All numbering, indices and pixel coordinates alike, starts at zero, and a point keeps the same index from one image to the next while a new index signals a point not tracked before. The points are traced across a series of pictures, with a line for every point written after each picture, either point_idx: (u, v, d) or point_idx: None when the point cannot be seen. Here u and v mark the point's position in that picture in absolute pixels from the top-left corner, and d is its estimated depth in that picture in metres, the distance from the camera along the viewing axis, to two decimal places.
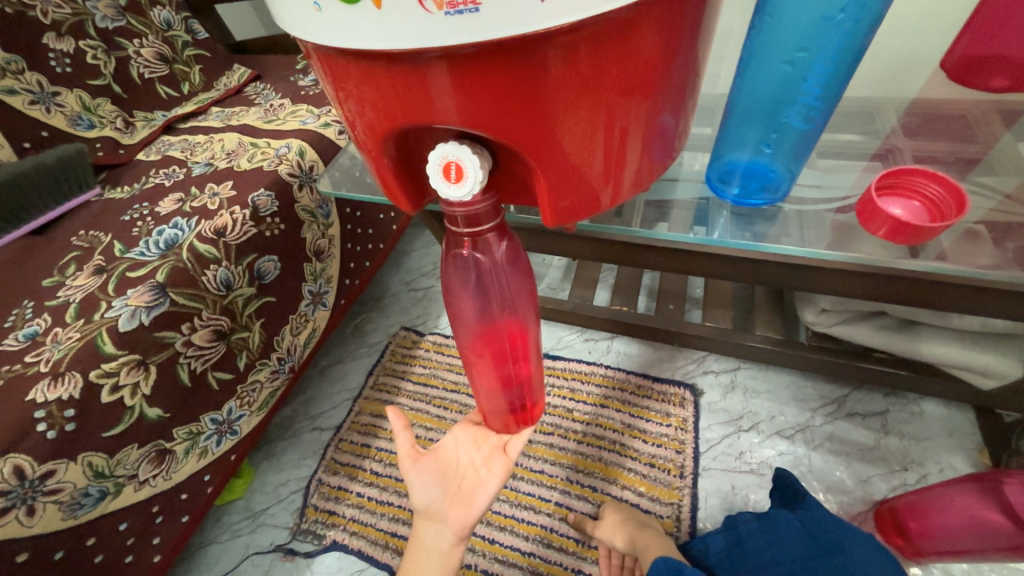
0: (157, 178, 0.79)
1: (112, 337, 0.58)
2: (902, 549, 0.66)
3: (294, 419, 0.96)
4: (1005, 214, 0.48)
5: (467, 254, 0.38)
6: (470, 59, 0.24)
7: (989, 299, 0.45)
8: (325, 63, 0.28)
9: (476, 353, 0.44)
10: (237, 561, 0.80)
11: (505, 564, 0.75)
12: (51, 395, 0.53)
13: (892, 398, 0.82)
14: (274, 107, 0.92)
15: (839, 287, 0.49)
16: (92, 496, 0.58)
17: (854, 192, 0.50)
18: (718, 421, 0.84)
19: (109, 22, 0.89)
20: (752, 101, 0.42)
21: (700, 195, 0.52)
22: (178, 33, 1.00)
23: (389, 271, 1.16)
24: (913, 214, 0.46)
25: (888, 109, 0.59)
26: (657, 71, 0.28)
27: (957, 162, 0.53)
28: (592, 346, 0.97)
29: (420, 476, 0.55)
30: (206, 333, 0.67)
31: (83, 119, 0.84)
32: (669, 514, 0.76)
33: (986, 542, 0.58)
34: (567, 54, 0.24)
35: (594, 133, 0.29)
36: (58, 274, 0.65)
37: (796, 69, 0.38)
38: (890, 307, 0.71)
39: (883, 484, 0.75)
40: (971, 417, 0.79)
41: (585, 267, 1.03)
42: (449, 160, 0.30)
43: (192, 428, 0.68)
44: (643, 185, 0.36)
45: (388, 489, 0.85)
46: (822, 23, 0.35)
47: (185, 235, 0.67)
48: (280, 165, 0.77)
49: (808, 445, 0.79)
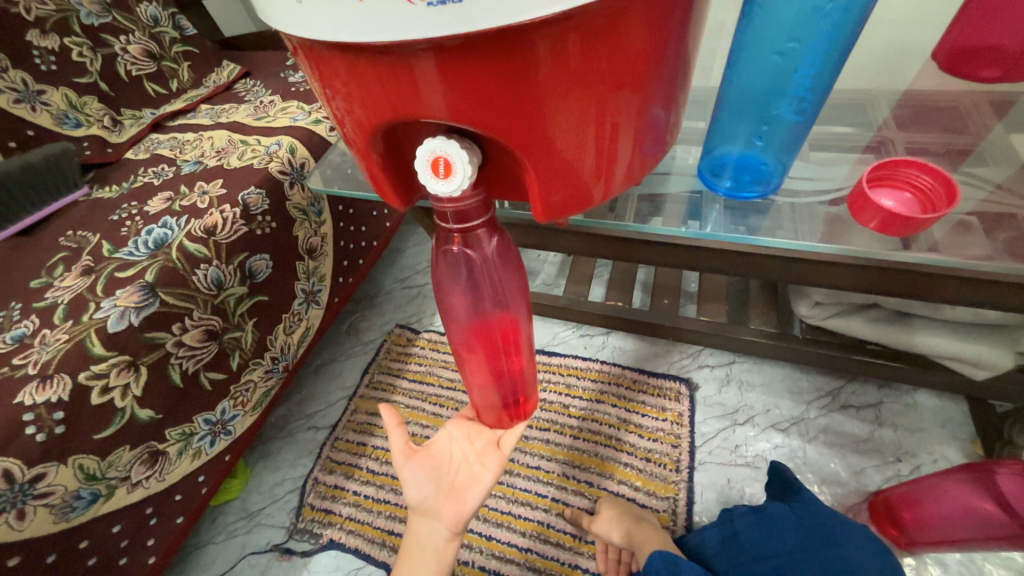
0: (146, 176, 0.78)
1: (101, 338, 0.57)
2: (896, 540, 0.67)
3: (289, 418, 0.95)
4: (996, 204, 0.48)
5: (457, 250, 0.38)
6: (458, 51, 0.24)
7: (983, 290, 0.45)
8: (311, 58, 0.27)
9: (468, 348, 0.43)
10: (233, 562, 0.80)
11: (502, 560, 0.75)
12: (39, 398, 0.52)
13: (885, 389, 0.83)
14: (264, 104, 0.91)
15: (830, 279, 0.49)
16: (84, 499, 0.57)
17: (846, 185, 0.50)
18: (713, 415, 0.84)
19: (94, 18, 0.88)
20: (742, 93, 0.42)
21: (692, 188, 0.52)
22: (166, 29, 0.99)
23: (383, 268, 1.16)
24: (905, 205, 0.46)
25: (881, 100, 0.59)
26: (647, 63, 0.28)
27: (948, 152, 0.54)
28: (588, 342, 0.97)
29: (413, 472, 0.54)
30: (198, 333, 0.66)
31: (69, 118, 0.82)
32: (665, 508, 0.76)
33: (978, 532, 0.59)
34: (557, 47, 0.24)
35: (585, 127, 0.28)
36: (46, 274, 0.64)
37: (787, 60, 0.37)
38: (884, 299, 0.71)
39: (877, 475, 0.75)
40: (964, 408, 0.79)
41: (580, 263, 1.02)
42: (437, 154, 0.30)
43: (185, 429, 0.67)
44: (636, 179, 0.36)
45: (385, 487, 0.84)
46: (811, 13, 0.34)
47: (174, 235, 0.66)
48: (270, 162, 0.76)
49: (803, 438, 0.80)
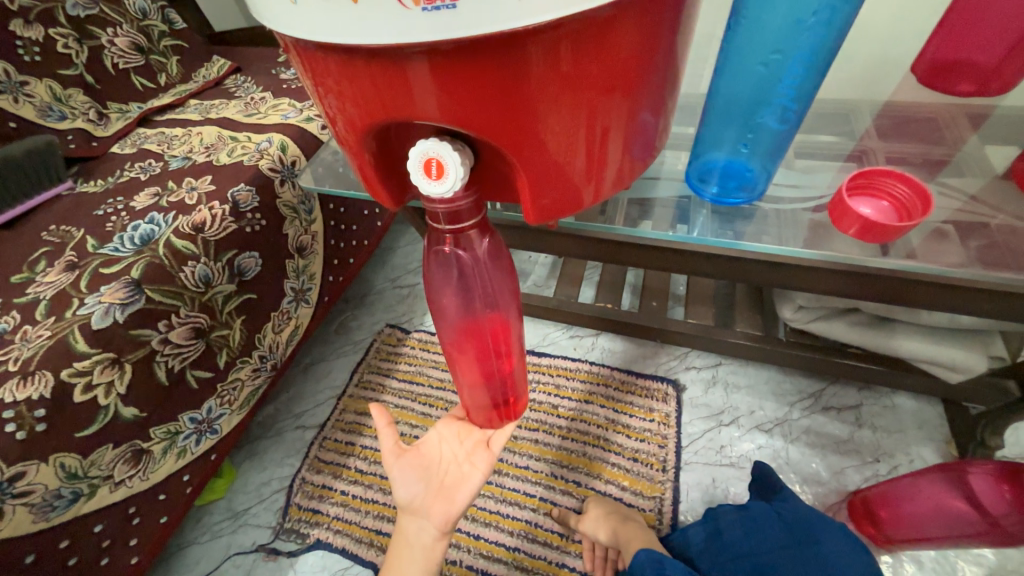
0: (132, 172, 0.77)
1: (84, 334, 0.56)
2: (874, 537, 0.68)
3: (276, 417, 0.95)
4: (970, 213, 0.50)
5: (449, 251, 0.39)
6: (451, 55, 0.24)
7: (957, 296, 0.47)
8: (304, 57, 0.28)
9: (459, 349, 0.44)
10: (217, 562, 0.79)
11: (490, 559, 0.75)
12: (19, 395, 0.51)
13: (865, 392, 0.85)
14: (254, 100, 0.91)
15: (813, 284, 0.51)
16: (65, 498, 0.56)
17: (828, 192, 0.51)
18: (699, 416, 0.86)
19: (81, 10, 0.86)
20: (728, 101, 0.43)
21: (680, 193, 0.53)
22: (154, 22, 0.97)
23: (374, 268, 1.16)
24: (882, 213, 0.47)
25: (862, 111, 0.61)
26: (637, 69, 0.29)
27: (926, 163, 0.55)
28: (578, 343, 0.98)
29: (403, 472, 0.55)
30: (184, 331, 0.65)
31: (54, 110, 0.81)
32: (652, 508, 0.77)
33: (952, 530, 0.61)
34: (549, 52, 0.25)
35: (576, 130, 0.29)
36: (28, 270, 0.63)
37: (771, 71, 0.38)
38: (865, 304, 0.73)
39: (856, 474, 0.77)
40: (940, 410, 0.81)
41: (570, 264, 1.03)
42: (430, 156, 0.30)
43: (169, 428, 0.66)
44: (625, 183, 0.37)
45: (373, 487, 0.84)
46: (794, 26, 0.35)
47: (161, 231, 0.65)
48: (261, 159, 0.75)
49: (786, 438, 0.81)
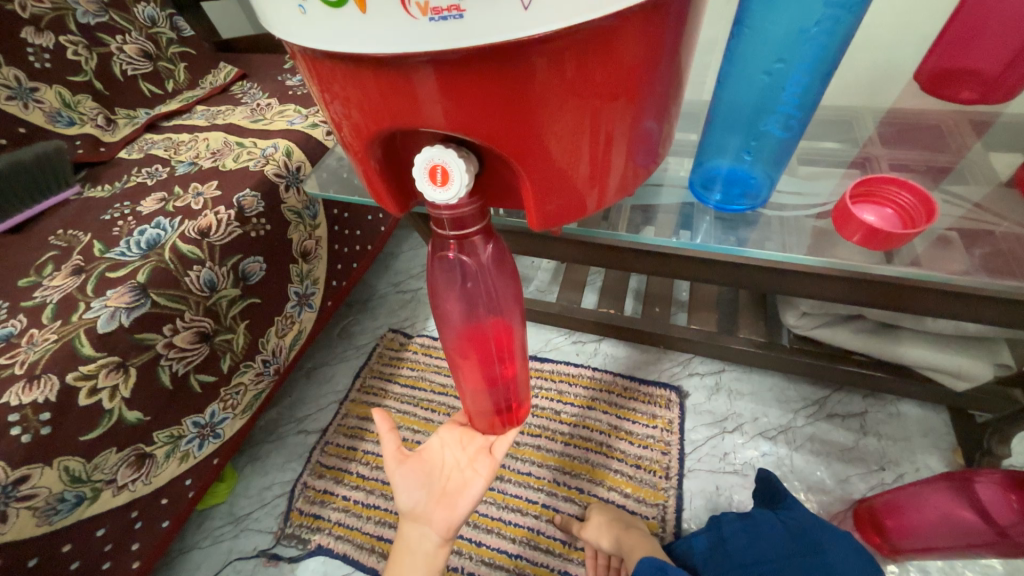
0: (139, 176, 0.78)
1: (90, 338, 0.56)
2: (880, 547, 0.67)
3: (279, 421, 0.95)
4: (975, 221, 0.49)
5: (453, 256, 0.39)
6: (456, 64, 0.24)
7: (959, 303, 0.46)
8: (311, 65, 0.28)
9: (463, 354, 0.44)
10: (218, 566, 0.79)
11: (492, 566, 0.75)
12: (26, 398, 0.52)
13: (870, 399, 0.84)
14: (261, 106, 0.91)
15: (820, 291, 0.50)
16: (69, 502, 0.57)
17: (831, 199, 0.51)
18: (703, 423, 0.85)
19: (91, 17, 0.87)
20: (732, 108, 0.43)
21: (684, 200, 0.53)
22: (162, 30, 0.99)
23: (377, 273, 1.16)
24: (886, 220, 0.47)
25: (865, 118, 0.61)
26: (641, 77, 0.29)
27: (930, 170, 0.55)
28: (580, 348, 0.98)
29: (404, 478, 0.55)
30: (189, 335, 0.65)
31: (62, 116, 0.82)
32: (655, 515, 0.77)
33: (960, 540, 0.60)
34: (554, 61, 0.25)
35: (580, 136, 0.29)
36: (35, 274, 0.63)
37: (774, 79, 0.39)
38: (868, 311, 0.73)
39: (861, 483, 0.76)
40: (946, 418, 0.81)
41: (573, 270, 1.03)
42: (435, 163, 0.30)
43: (173, 432, 0.67)
44: (629, 190, 0.37)
45: (374, 492, 0.84)
46: (797, 35, 0.36)
47: (167, 235, 0.66)
48: (266, 164, 0.76)
49: (790, 446, 0.81)
